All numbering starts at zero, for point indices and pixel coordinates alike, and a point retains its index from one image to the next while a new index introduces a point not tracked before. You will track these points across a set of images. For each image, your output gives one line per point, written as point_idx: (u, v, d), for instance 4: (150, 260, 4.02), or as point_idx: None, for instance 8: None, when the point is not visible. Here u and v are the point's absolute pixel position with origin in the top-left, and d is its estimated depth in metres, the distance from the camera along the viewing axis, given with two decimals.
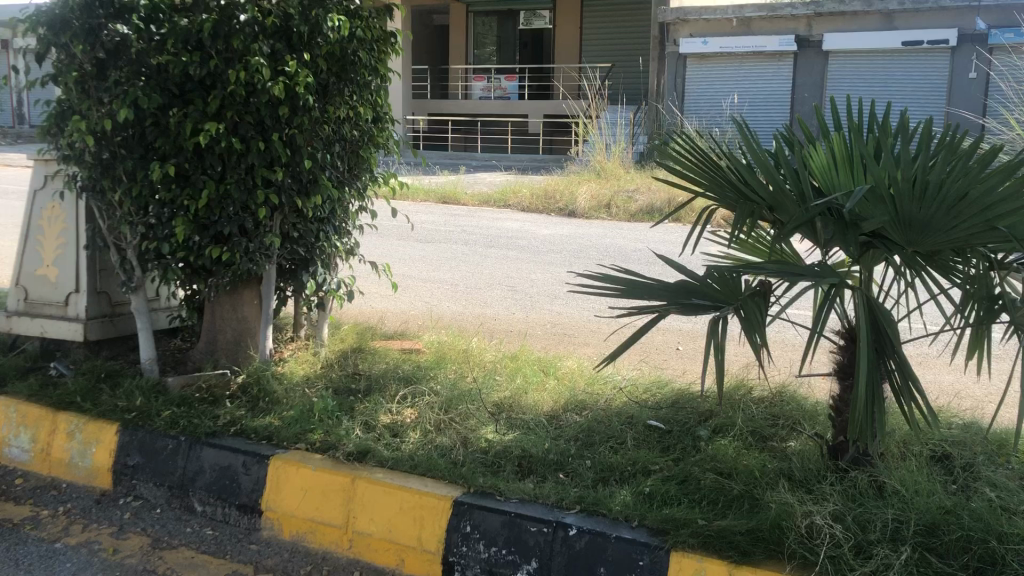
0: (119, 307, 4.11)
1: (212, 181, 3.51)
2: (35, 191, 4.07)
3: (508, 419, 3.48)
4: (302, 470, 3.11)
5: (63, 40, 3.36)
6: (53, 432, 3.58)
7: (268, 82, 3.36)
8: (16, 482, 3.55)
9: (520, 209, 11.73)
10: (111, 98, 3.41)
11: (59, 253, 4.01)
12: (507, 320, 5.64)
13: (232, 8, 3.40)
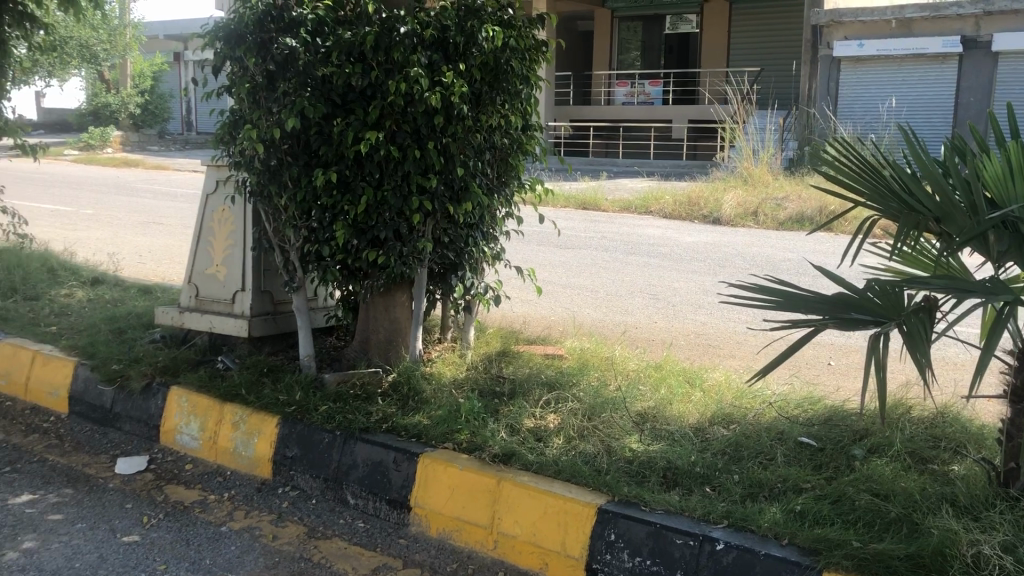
0: (281, 305, 4.34)
1: (370, 188, 3.64)
2: (207, 195, 4.33)
3: (653, 429, 3.45)
4: (450, 470, 3.19)
5: (238, 54, 3.58)
6: (220, 422, 3.81)
7: (425, 92, 3.46)
8: (186, 467, 3.80)
9: (663, 216, 11.62)
10: (280, 107, 3.59)
11: (228, 253, 4.27)
12: (651, 329, 5.60)
13: (393, 20, 3.53)
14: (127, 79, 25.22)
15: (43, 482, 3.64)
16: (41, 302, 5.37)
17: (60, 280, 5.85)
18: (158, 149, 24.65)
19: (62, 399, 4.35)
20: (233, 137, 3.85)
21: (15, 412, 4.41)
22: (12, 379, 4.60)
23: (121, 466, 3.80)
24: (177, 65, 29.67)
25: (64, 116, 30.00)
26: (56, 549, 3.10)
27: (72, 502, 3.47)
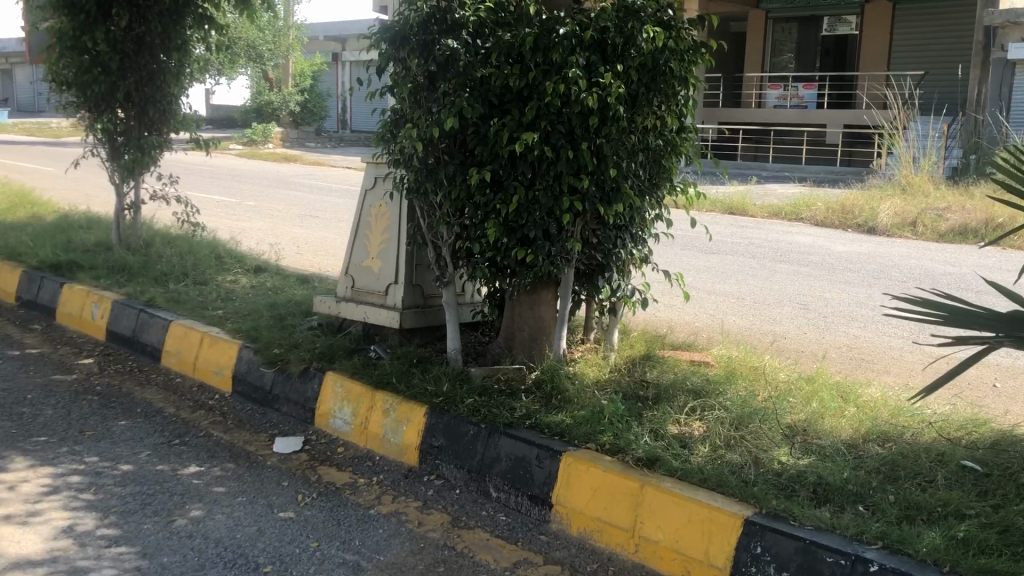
0: (431, 299, 4.45)
1: (523, 187, 3.67)
2: (366, 190, 4.49)
3: (804, 443, 3.35)
4: (593, 470, 3.19)
5: (402, 55, 3.73)
6: (372, 409, 3.96)
7: (583, 93, 3.46)
8: (338, 450, 3.97)
9: (814, 223, 11.25)
10: (439, 107, 3.69)
11: (382, 246, 4.41)
12: (800, 339, 5.44)
13: (553, 22, 3.55)
14: (289, 78, 26.50)
15: (208, 456, 3.88)
16: (209, 287, 5.72)
17: (226, 267, 6.22)
18: (314, 145, 25.82)
19: (226, 378, 4.63)
20: (394, 135, 3.99)
21: (184, 388, 4.73)
22: (182, 358, 4.92)
23: (279, 445, 4.00)
24: (335, 65, 30.93)
25: (230, 112, 31.85)
26: (219, 520, 3.29)
27: (234, 476, 3.69)
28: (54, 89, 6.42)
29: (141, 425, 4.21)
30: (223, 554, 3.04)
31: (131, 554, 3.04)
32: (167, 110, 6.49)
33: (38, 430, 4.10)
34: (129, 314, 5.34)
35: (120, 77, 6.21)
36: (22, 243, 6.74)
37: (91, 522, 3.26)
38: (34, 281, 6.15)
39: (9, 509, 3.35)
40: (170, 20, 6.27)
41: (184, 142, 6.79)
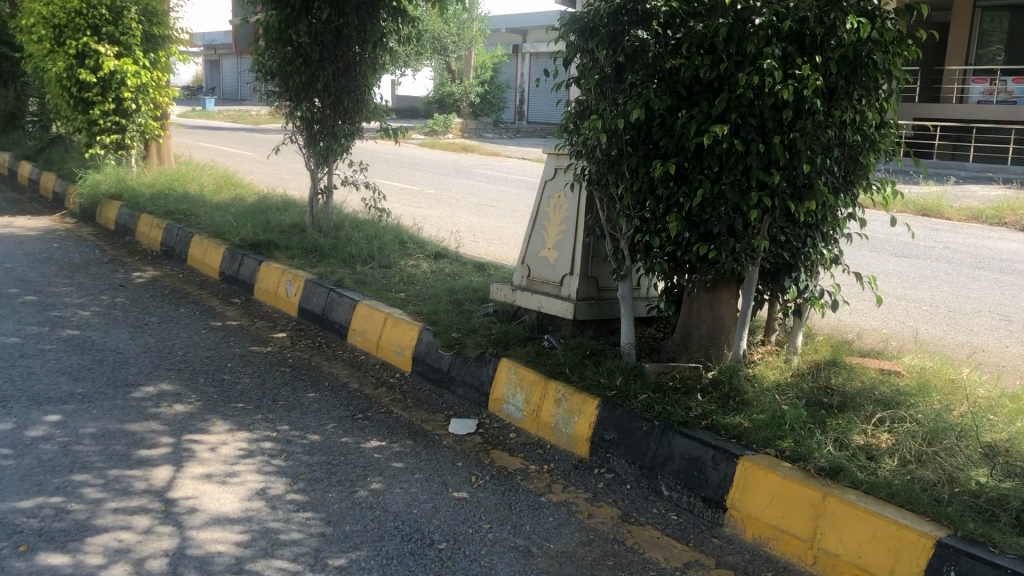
0: (606, 292, 4.43)
1: (708, 180, 3.57)
2: (546, 181, 4.51)
3: (1006, 465, 3.10)
4: (772, 477, 3.08)
5: (590, 46, 3.73)
6: (544, 397, 3.99)
7: (778, 85, 3.32)
8: (511, 435, 4.03)
9: (1021, 229, 10.40)
10: (626, 98, 3.66)
11: (559, 237, 4.42)
12: (1002, 353, 5.05)
13: (749, 11, 3.43)
14: (470, 70, 27.11)
15: (388, 432, 4.03)
16: (393, 271, 5.95)
17: (409, 252, 6.44)
18: (493, 136, 26.32)
19: (407, 358, 4.81)
20: (577, 126, 3.98)
21: (367, 366, 4.95)
22: (366, 337, 5.15)
23: (454, 426, 4.11)
24: (515, 56, 31.39)
25: (414, 104, 33.01)
26: (398, 494, 3.42)
27: (412, 453, 3.82)
28: (259, 79, 6.84)
29: (328, 398, 4.44)
30: (400, 528, 3.16)
31: (317, 520, 3.21)
32: (361, 99, 6.79)
33: (236, 397, 4.40)
34: (320, 293, 5.63)
35: (319, 68, 6.56)
36: (225, 222, 7.25)
37: (281, 487, 3.47)
38: (236, 259, 6.61)
39: (210, 468, 3.62)
40: (367, 14, 6.56)
41: (373, 130, 7.07)
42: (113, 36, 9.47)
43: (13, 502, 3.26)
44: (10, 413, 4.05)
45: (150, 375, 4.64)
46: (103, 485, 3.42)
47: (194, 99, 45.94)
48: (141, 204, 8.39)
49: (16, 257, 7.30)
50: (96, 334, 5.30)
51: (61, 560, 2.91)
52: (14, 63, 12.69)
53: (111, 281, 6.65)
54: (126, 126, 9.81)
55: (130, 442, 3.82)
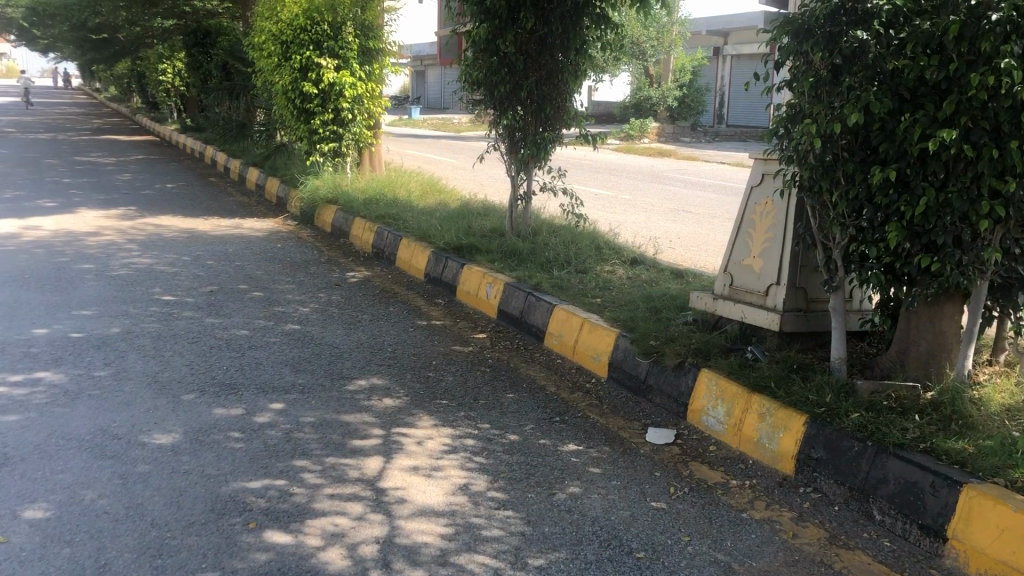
0: (814, 304, 4.26)
1: (932, 188, 3.34)
2: (753, 187, 4.39)
3: None
4: (1001, 508, 2.84)
5: (805, 48, 3.61)
6: (747, 410, 3.89)
7: (1015, 86, 3.03)
8: (710, 448, 3.96)
9: None
10: (842, 102, 3.50)
11: (765, 246, 4.29)
12: None
13: (985, 7, 3.15)
14: (669, 74, 26.80)
15: (585, 436, 4.07)
16: (590, 276, 5.98)
17: (606, 257, 6.46)
18: (690, 140, 25.91)
19: (604, 364, 4.82)
20: (788, 130, 3.85)
21: (564, 369, 5.01)
22: (563, 340, 5.21)
23: (652, 435, 4.09)
24: (716, 60, 30.80)
25: (611, 109, 33.10)
26: (596, 500, 3.44)
27: (610, 459, 3.83)
28: (465, 88, 7.08)
29: (526, 400, 4.53)
30: (599, 534, 3.17)
31: (518, 518, 3.29)
32: (561, 107, 6.86)
33: (440, 393, 4.58)
34: (519, 296, 5.75)
35: (523, 77, 6.72)
36: (431, 226, 7.56)
37: (483, 484, 3.58)
38: (440, 261, 6.88)
39: (417, 461, 3.78)
40: (571, 21, 6.59)
41: (573, 136, 7.13)
42: (333, 50, 10.09)
43: (243, 482, 3.55)
44: (241, 399, 4.41)
45: (362, 369, 4.91)
46: (321, 471, 3.66)
47: (400, 108, 48.19)
48: (354, 208, 8.90)
49: (245, 256, 7.95)
50: (315, 329, 5.68)
51: (285, 539, 3.13)
52: (246, 76, 13.80)
53: (327, 280, 7.10)
54: (343, 135, 10.47)
55: (345, 432, 4.06)
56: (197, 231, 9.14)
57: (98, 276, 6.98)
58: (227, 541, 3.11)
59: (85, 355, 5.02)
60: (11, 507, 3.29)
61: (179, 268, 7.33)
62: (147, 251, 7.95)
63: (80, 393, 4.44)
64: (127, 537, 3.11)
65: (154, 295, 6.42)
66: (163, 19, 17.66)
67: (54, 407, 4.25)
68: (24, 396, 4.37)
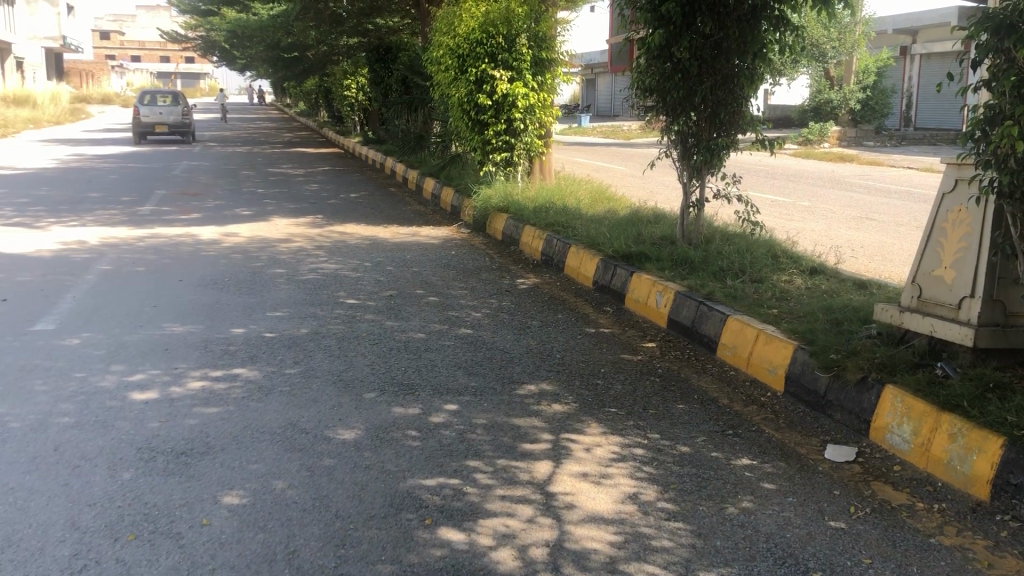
0: (1014, 318, 3.96)
1: None
2: (945, 193, 4.14)
3: None
4: None
5: (1006, 44, 3.38)
6: (936, 430, 3.67)
7: None
8: (894, 468, 3.77)
9: None
10: None
11: (960, 256, 4.03)
12: None
13: None
14: (851, 75, 25.70)
15: (759, 451, 3.96)
16: (765, 285, 5.82)
17: (783, 267, 6.27)
18: (873, 144, 24.72)
19: (780, 377, 4.68)
20: (986, 134, 3.60)
21: (737, 381, 4.90)
22: (736, 352, 5.10)
23: (830, 452, 3.93)
24: (904, 59, 29.25)
25: (788, 113, 32.08)
26: (770, 515, 3.34)
27: (785, 475, 3.71)
28: (637, 95, 7.07)
29: (697, 411, 4.46)
30: (773, 550, 3.09)
31: (688, 530, 3.25)
32: (736, 112, 6.71)
33: (609, 401, 4.59)
34: (690, 305, 5.68)
35: (697, 83, 6.64)
36: (601, 233, 7.58)
37: (653, 494, 3.56)
38: (609, 269, 6.88)
39: (586, 468, 3.81)
40: (748, 24, 6.46)
41: (748, 141, 6.97)
42: (507, 61, 10.30)
43: (419, 479, 3.69)
44: (418, 400, 4.59)
45: (532, 375, 4.99)
46: (493, 472, 3.75)
47: (571, 117, 48.56)
48: (525, 216, 9.05)
49: (422, 262, 8.24)
50: (486, 334, 5.82)
51: (458, 537, 3.23)
52: (423, 89, 14.31)
53: (499, 287, 7.25)
54: (515, 145, 10.69)
55: (515, 435, 4.15)
56: (377, 239, 9.57)
57: (289, 280, 7.44)
58: (405, 535, 3.24)
59: (276, 354, 5.36)
60: (211, 492, 3.56)
61: (361, 273, 7.70)
62: (332, 257, 8.41)
63: (272, 389, 4.75)
64: (314, 526, 3.30)
65: (338, 298, 6.78)
66: (348, 36, 18.63)
67: (249, 401, 4.57)
68: (224, 390, 4.73)
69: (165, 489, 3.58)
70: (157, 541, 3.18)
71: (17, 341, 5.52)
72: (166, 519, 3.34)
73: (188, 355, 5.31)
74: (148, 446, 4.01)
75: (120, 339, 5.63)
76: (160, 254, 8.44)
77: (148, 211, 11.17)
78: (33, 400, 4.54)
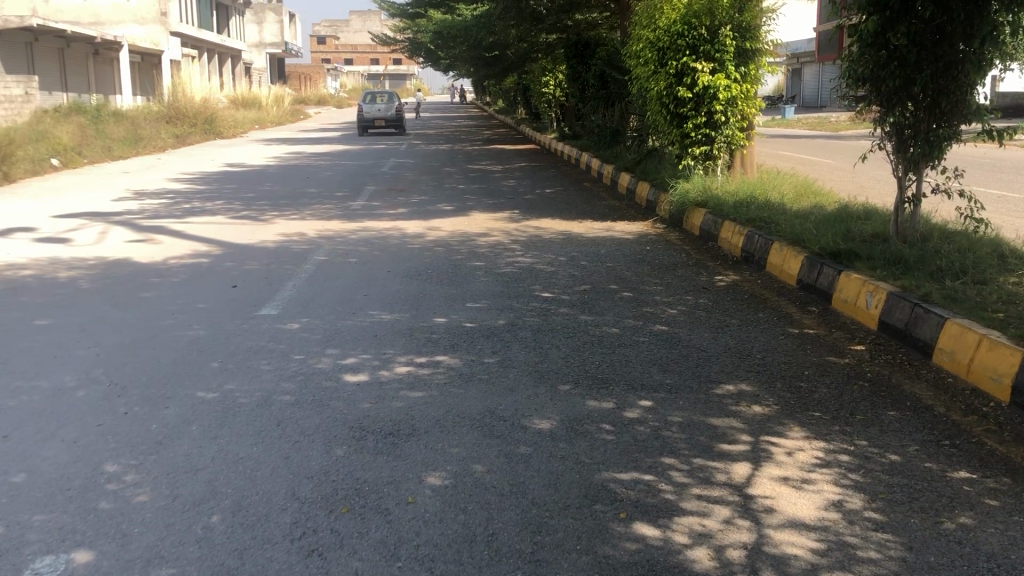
0: None
1: None
2: None
3: None
4: None
5: None
6: None
7: None
8: None
9: None
10: None
11: None
12: None
13: None
14: None
15: (981, 465, 3.68)
16: (989, 288, 5.38)
17: (1011, 267, 5.77)
18: None
19: (1006, 387, 4.32)
20: None
21: (956, 390, 4.57)
22: (956, 358, 4.76)
23: None
24: None
25: (1020, 100, 29.47)
26: (992, 534, 3.11)
27: (1010, 492, 3.43)
28: (848, 85, 6.71)
29: (909, 419, 4.21)
30: (995, 572, 2.87)
31: (897, 543, 3.07)
32: (960, 100, 6.20)
33: (812, 405, 4.41)
34: (904, 307, 5.35)
35: (916, 70, 6.24)
36: (805, 229, 7.29)
37: (859, 502, 3.39)
38: (815, 267, 6.61)
39: (786, 472, 3.69)
40: (976, 6, 5.91)
41: (972, 133, 6.42)
42: (709, 54, 10.09)
43: (614, 473, 3.71)
44: (613, 394, 4.61)
45: (729, 374, 4.88)
46: (689, 471, 3.71)
47: (774, 108, 46.88)
48: (724, 211, 8.85)
49: (617, 257, 8.25)
50: (683, 331, 5.74)
51: (654, 533, 3.22)
52: (621, 84, 14.31)
53: (695, 283, 7.13)
54: (715, 138, 10.44)
55: (712, 435, 4.08)
56: (572, 233, 9.67)
57: (487, 273, 7.66)
58: (600, 526, 3.27)
59: (475, 343, 5.54)
60: (416, 472, 3.74)
61: (556, 267, 7.80)
62: (528, 251, 8.57)
63: (472, 376, 4.92)
64: (512, 511, 3.39)
65: (534, 291, 6.91)
66: (547, 33, 19.00)
67: (451, 388, 4.75)
68: (427, 376, 4.94)
69: (375, 466, 3.79)
70: (367, 515, 3.38)
71: (244, 324, 6.02)
72: (375, 495, 3.54)
73: (394, 342, 5.59)
74: (359, 425, 4.26)
75: (335, 324, 6.00)
76: (370, 246, 8.92)
77: (358, 206, 11.83)
78: (259, 378, 4.94)
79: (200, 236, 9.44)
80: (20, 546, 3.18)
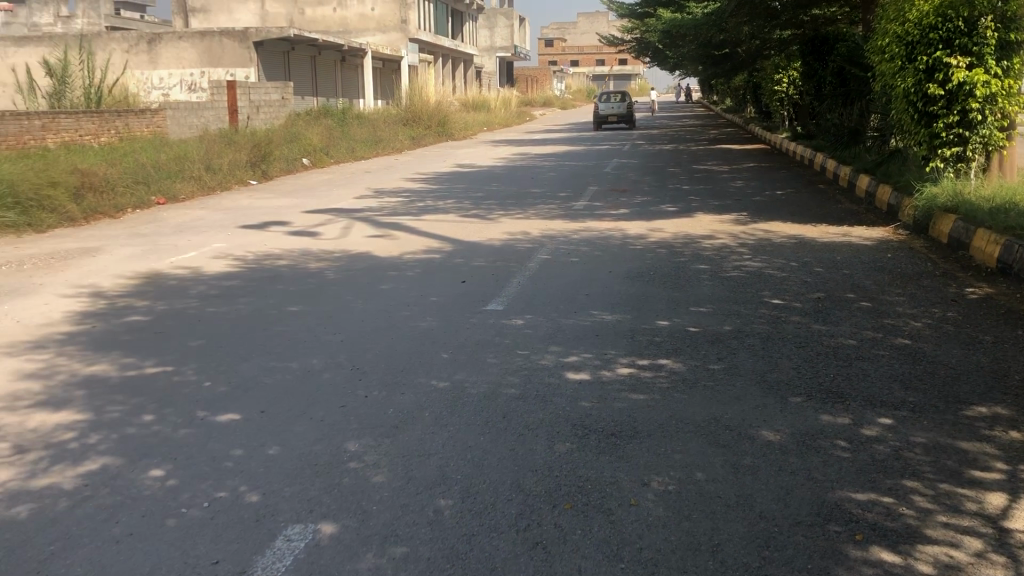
0: None
1: None
2: None
3: None
4: None
5: None
6: None
7: None
8: None
9: None
10: None
11: None
12: None
13: None
14: None
15: None
16: None
17: None
18: None
19: None
20: None
21: None
22: None
23: None
24: None
25: None
26: None
27: None
28: None
29: None
30: None
31: None
32: None
33: None
34: None
35: None
36: None
37: None
38: None
39: None
40: None
41: None
42: (966, 47, 9.34)
43: (849, 492, 3.51)
44: (849, 409, 4.36)
45: (983, 395, 4.49)
46: (934, 497, 3.44)
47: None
48: (977, 217, 8.16)
49: (854, 264, 7.81)
50: (928, 345, 5.35)
51: (894, 559, 3.02)
52: (861, 81, 13.55)
53: (943, 295, 6.62)
54: (969, 138, 9.66)
55: (962, 460, 3.76)
56: (804, 237, 9.26)
57: (713, 276, 7.49)
58: (833, 547, 3.11)
59: (700, 348, 5.43)
60: (639, 475, 3.72)
61: (787, 273, 7.51)
62: (756, 255, 8.29)
63: (698, 382, 4.83)
64: (738, 523, 3.29)
65: (762, 297, 6.68)
66: (781, 29, 18.31)
67: (675, 392, 4.69)
68: (650, 379, 4.91)
69: (598, 466, 3.81)
70: (590, 513, 3.40)
71: (474, 318, 6.25)
72: (599, 494, 3.56)
73: (618, 342, 5.60)
74: (582, 423, 4.31)
75: (560, 322, 6.10)
76: (593, 246, 8.98)
77: (582, 206, 11.95)
78: (487, 371, 5.10)
79: (433, 232, 9.90)
80: (274, 512, 3.47)
